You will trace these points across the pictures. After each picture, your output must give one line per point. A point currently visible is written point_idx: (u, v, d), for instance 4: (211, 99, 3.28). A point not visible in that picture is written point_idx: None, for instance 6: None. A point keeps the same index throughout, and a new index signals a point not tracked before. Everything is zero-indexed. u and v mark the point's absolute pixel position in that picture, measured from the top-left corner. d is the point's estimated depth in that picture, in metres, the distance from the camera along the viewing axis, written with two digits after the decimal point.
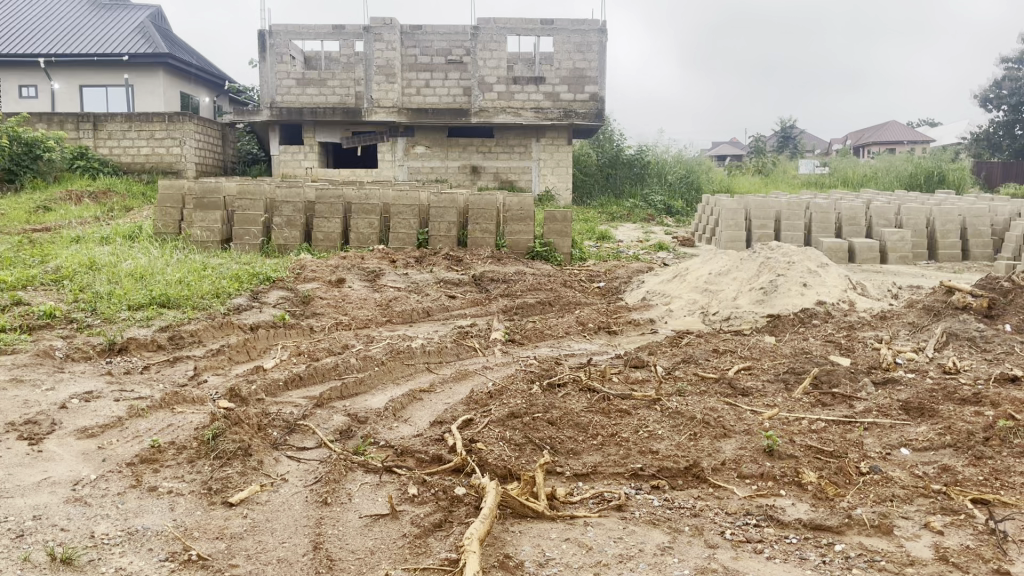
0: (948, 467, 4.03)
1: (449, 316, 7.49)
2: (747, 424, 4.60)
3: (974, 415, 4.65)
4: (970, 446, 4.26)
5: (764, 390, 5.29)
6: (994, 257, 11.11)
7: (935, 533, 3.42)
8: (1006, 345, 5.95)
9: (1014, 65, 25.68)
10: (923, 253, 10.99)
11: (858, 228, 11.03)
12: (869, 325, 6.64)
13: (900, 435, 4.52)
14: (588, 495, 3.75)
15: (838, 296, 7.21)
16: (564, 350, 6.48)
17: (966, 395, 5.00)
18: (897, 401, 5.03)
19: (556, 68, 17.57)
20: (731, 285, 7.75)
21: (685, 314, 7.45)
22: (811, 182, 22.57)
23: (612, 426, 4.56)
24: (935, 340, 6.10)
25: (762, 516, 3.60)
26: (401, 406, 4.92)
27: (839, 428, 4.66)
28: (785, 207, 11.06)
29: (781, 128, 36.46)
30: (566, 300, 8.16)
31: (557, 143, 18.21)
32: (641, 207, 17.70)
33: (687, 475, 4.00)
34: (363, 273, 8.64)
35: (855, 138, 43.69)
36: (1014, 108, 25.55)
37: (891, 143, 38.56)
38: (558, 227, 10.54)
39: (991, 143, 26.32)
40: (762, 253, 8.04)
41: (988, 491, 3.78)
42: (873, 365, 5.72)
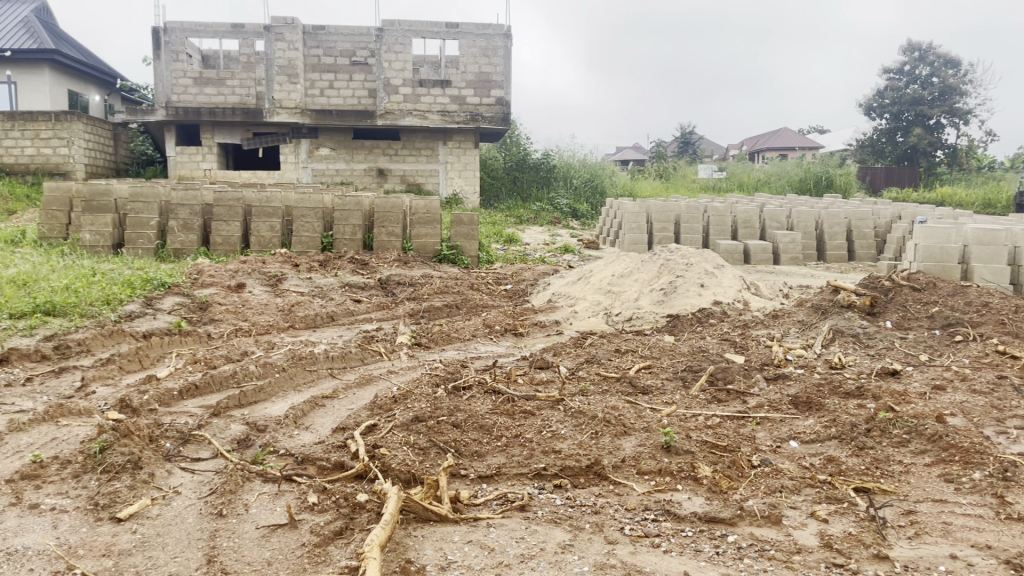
0: (833, 458, 4.25)
1: (355, 321, 7.41)
2: (646, 422, 4.72)
3: (857, 408, 4.92)
4: (853, 437, 4.51)
5: (664, 388, 5.44)
6: (878, 258, 11.76)
7: (821, 521, 3.59)
8: (886, 340, 6.31)
9: (896, 75, 26.81)
10: (813, 254, 11.53)
11: (752, 231, 11.54)
12: (762, 324, 6.91)
13: (790, 428, 4.74)
14: (492, 497, 3.78)
15: (733, 296, 7.48)
16: (471, 353, 6.49)
17: (850, 389, 5.28)
18: (787, 396, 5.27)
19: (461, 71, 17.59)
20: (634, 287, 7.96)
21: (589, 315, 7.60)
22: (708, 186, 23.32)
23: (516, 427, 4.60)
24: (823, 337, 6.40)
25: (660, 510, 3.70)
26: (302, 414, 4.82)
27: (733, 423, 4.84)
28: (685, 210, 11.40)
29: (681, 133, 37.44)
30: (473, 303, 8.19)
31: (464, 147, 18.18)
32: (548, 210, 17.93)
33: (589, 474, 4.07)
34: (265, 278, 8.43)
35: (749, 145, 45.15)
36: (895, 117, 26.86)
37: (783, 149, 40.07)
38: (465, 230, 10.55)
39: (875, 149, 27.65)
40: (663, 255, 8.30)
41: (870, 480, 4.00)
42: (766, 361, 5.96)
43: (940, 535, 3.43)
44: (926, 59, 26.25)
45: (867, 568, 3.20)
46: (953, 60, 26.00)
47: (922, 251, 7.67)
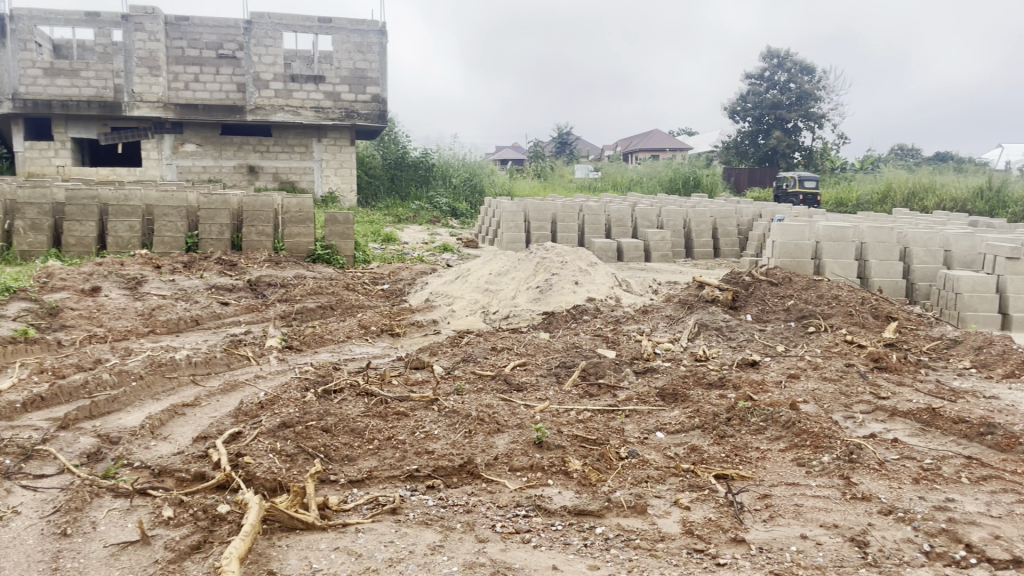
0: (696, 447, 4.41)
1: (222, 324, 7.12)
2: (519, 418, 4.75)
3: (719, 398, 5.15)
4: (715, 427, 4.70)
5: (537, 384, 5.50)
6: (741, 254, 12.35)
7: (683, 508, 3.72)
8: (747, 333, 6.63)
9: (756, 80, 28.26)
10: (682, 252, 11.98)
11: (625, 229, 11.90)
12: (632, 319, 7.11)
13: (656, 420, 4.89)
14: (362, 501, 3.70)
15: (606, 293, 7.66)
16: (345, 355, 6.35)
17: (713, 380, 5.51)
18: (655, 388, 5.44)
19: (335, 67, 17.21)
20: (510, 285, 8.02)
21: (466, 314, 7.59)
22: (584, 186, 23.84)
23: (388, 429, 4.54)
24: (689, 331, 6.65)
25: (531, 506, 3.74)
26: (159, 423, 4.57)
27: (603, 416, 4.95)
28: (560, 209, 11.60)
29: (558, 133, 38.06)
30: (348, 304, 8.02)
31: (339, 144, 17.82)
32: (426, 208, 17.86)
33: (462, 473, 4.06)
34: (122, 281, 7.97)
35: (623, 146, 46.42)
36: (757, 120, 28.27)
37: (655, 150, 41.40)
38: (340, 229, 10.33)
39: (738, 151, 29.00)
40: (539, 254, 8.41)
41: (729, 467, 4.17)
42: (636, 355, 6.13)
43: (792, 517, 3.62)
44: (784, 66, 27.77)
45: (726, 551, 3.33)
46: (808, 68, 27.59)
47: (778, 248, 8.13)
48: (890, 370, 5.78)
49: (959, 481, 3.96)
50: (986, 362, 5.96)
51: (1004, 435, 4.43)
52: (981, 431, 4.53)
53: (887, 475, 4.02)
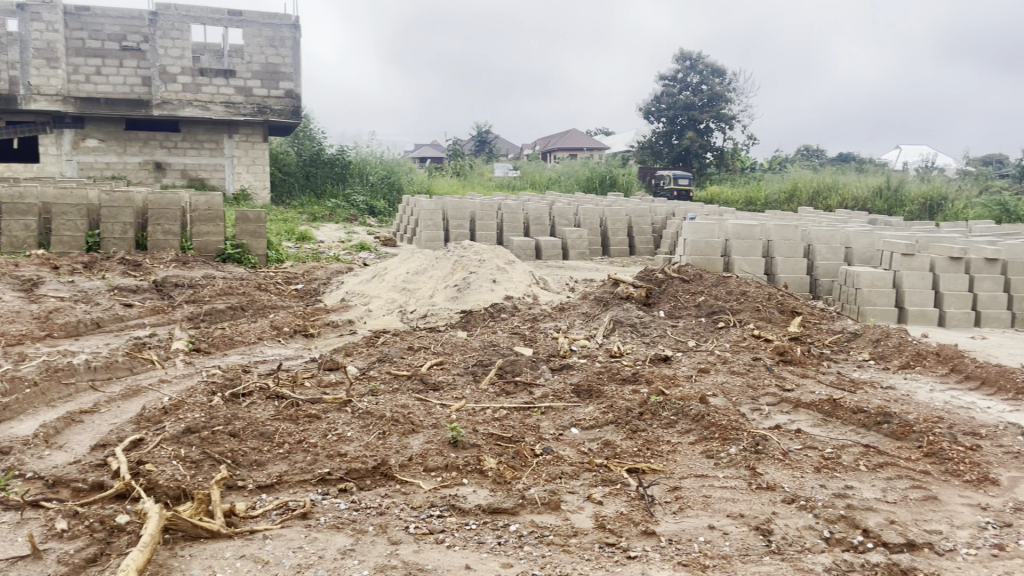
0: (609, 442, 4.47)
1: (125, 327, 6.84)
2: (435, 418, 4.72)
3: (632, 393, 5.23)
4: (628, 421, 4.78)
5: (453, 383, 5.47)
6: (655, 252, 12.59)
7: (596, 503, 3.76)
8: (660, 329, 6.76)
9: (669, 82, 28.86)
10: (598, 250, 12.14)
11: (542, 228, 11.98)
12: (549, 317, 7.15)
13: (571, 416, 4.94)
14: (271, 507, 3.61)
15: (523, 291, 7.70)
16: (256, 357, 6.19)
17: (627, 375, 5.61)
18: (570, 385, 5.49)
19: (246, 61, 16.73)
20: (428, 284, 7.97)
21: (383, 313, 7.50)
22: (503, 184, 23.96)
23: (299, 432, 4.44)
24: (604, 327, 6.73)
25: (445, 506, 3.71)
26: (55, 432, 4.35)
27: (519, 414, 4.97)
28: (479, 208, 11.57)
29: (477, 131, 38.02)
30: (260, 304, 7.81)
31: (251, 140, 17.36)
32: (342, 207, 17.61)
33: (375, 475, 4.00)
34: (17, 283, 7.57)
35: (542, 145, 46.74)
36: (671, 121, 28.87)
37: (573, 148, 41.82)
38: (252, 228, 10.06)
39: (653, 151, 29.55)
40: (456, 252, 8.39)
41: (641, 461, 4.25)
42: (552, 352, 6.18)
43: (701, 508, 3.70)
44: (696, 68, 28.46)
45: (636, 544, 3.38)
46: (718, 70, 28.36)
47: (690, 245, 8.33)
48: (795, 363, 5.99)
49: (857, 468, 4.13)
50: (883, 354, 6.24)
51: (898, 424, 4.65)
52: (878, 420, 4.74)
53: (791, 464, 4.16)
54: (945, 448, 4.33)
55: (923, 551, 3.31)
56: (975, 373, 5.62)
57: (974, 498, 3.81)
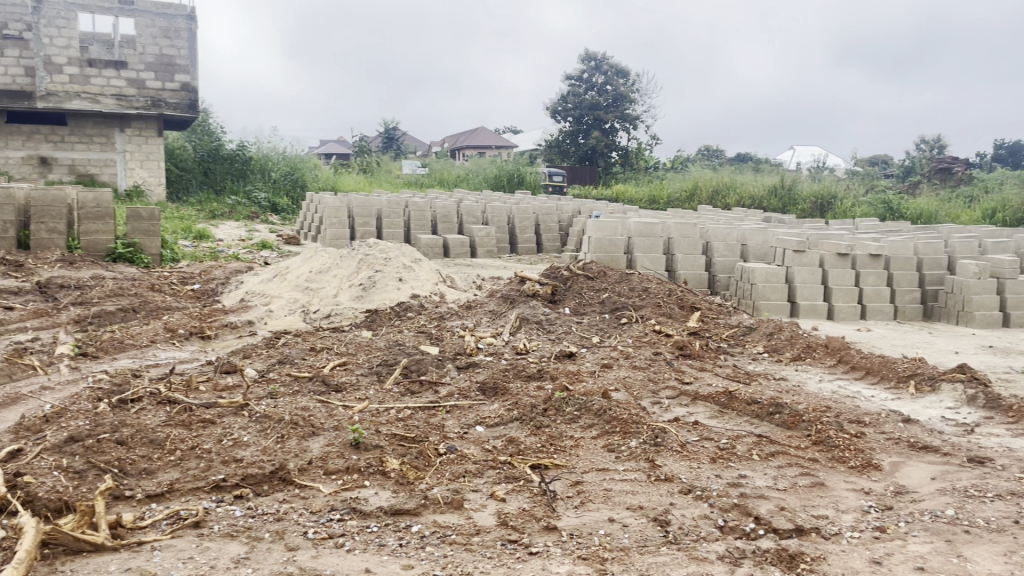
0: (513, 439, 4.48)
1: (4, 332, 6.45)
2: (336, 420, 4.62)
3: (537, 390, 5.27)
4: (532, 418, 4.80)
5: (356, 384, 5.38)
6: (562, 249, 12.72)
7: (499, 501, 3.76)
8: (565, 326, 6.83)
9: (575, 82, 29.21)
10: (506, 248, 12.19)
11: (450, 225, 11.95)
12: (456, 315, 7.12)
13: (476, 414, 4.93)
14: (161, 516, 3.46)
15: (430, 289, 7.65)
16: (148, 361, 5.93)
17: (532, 372, 5.64)
18: (476, 383, 5.48)
19: (139, 53, 16.12)
20: (332, 283, 7.82)
21: (285, 313, 7.31)
22: (410, 182, 23.81)
23: (193, 438, 4.28)
24: (511, 325, 6.75)
25: (345, 509, 3.64)
26: None
27: (423, 413, 4.92)
28: (385, 205, 11.44)
29: (384, 128, 37.60)
30: (154, 306, 7.50)
31: (145, 135, 16.58)
32: (243, 204, 17.12)
33: (273, 480, 3.89)
34: None
35: (450, 142, 46.63)
36: (577, 120, 29.24)
37: (481, 146, 41.87)
38: (144, 226, 9.65)
39: (560, 149, 29.91)
40: (361, 250, 8.27)
41: (544, 456, 4.27)
42: (458, 351, 6.15)
43: (602, 502, 3.75)
44: (601, 68, 28.91)
45: (538, 540, 3.39)
46: (622, 71, 28.91)
47: (594, 243, 8.52)
48: (694, 357, 6.16)
49: (750, 458, 4.27)
50: (777, 347, 6.49)
51: (789, 414, 4.84)
52: (771, 411, 4.92)
53: (688, 456, 4.27)
54: (832, 435, 4.53)
55: (811, 535, 3.45)
56: (860, 364, 5.91)
57: (858, 482, 4.00)
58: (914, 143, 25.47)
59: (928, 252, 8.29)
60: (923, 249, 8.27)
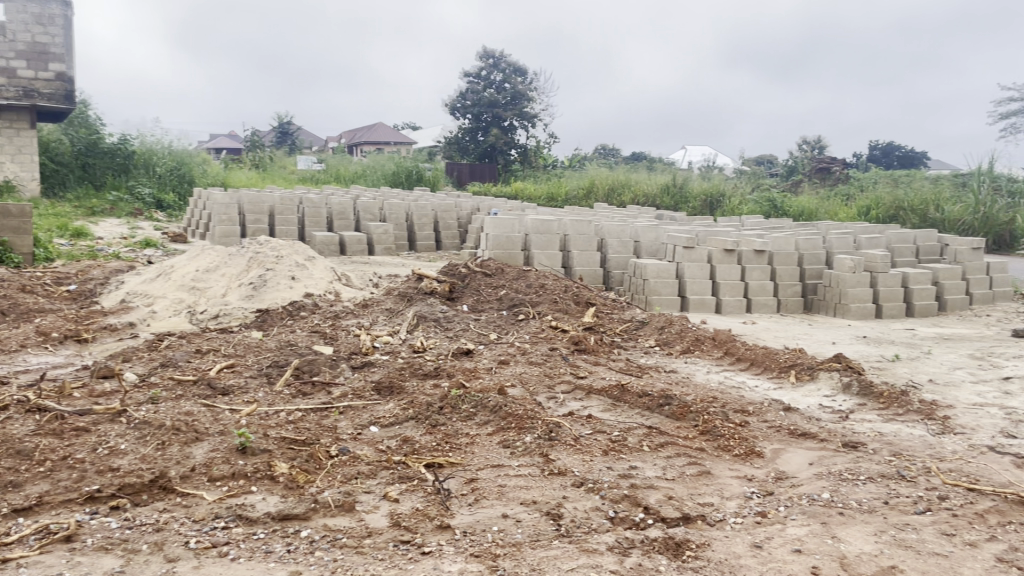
0: (408, 438, 4.43)
1: None
2: (222, 425, 4.46)
3: (433, 388, 5.23)
4: (427, 416, 4.76)
5: (245, 387, 5.20)
6: (461, 247, 12.68)
7: (392, 501, 3.71)
8: (463, 323, 6.81)
9: (474, 79, 29.17)
10: (405, 245, 12.07)
11: (347, 223, 11.73)
12: (351, 313, 6.99)
13: (370, 414, 4.85)
14: (28, 532, 3.25)
15: (324, 288, 7.50)
16: (17, 367, 5.57)
17: (428, 370, 5.59)
18: (370, 382, 5.39)
19: (9, 40, 15.16)
20: (220, 282, 7.55)
21: (170, 314, 7.00)
22: (305, 178, 23.40)
23: (65, 447, 4.04)
24: (407, 323, 6.67)
25: (231, 516, 3.51)
26: None
27: (315, 415, 4.81)
28: (278, 202, 11.17)
29: (278, 123, 36.59)
30: (24, 309, 7.04)
31: (16, 127, 15.34)
32: (126, 200, 16.35)
33: (153, 489, 3.72)
34: None
35: (347, 138, 45.84)
36: (476, 117, 29.19)
37: (379, 142, 41.33)
38: (13, 223, 9.06)
39: (459, 146, 29.83)
40: (252, 248, 8.02)
41: (439, 455, 4.25)
42: (354, 350, 6.04)
43: (495, 498, 3.76)
44: (499, 66, 29.03)
45: (431, 540, 3.36)
46: (520, 69, 29.13)
47: (492, 240, 8.54)
48: (588, 352, 6.26)
49: (641, 449, 4.37)
50: (667, 340, 6.66)
51: (678, 405, 4.98)
52: (661, 402, 5.05)
53: (581, 449, 4.33)
54: (718, 425, 4.68)
55: (698, 523, 3.55)
56: (745, 355, 6.14)
57: (742, 470, 4.15)
58: (796, 144, 26.70)
59: (807, 248, 8.71)
60: (803, 245, 8.70)
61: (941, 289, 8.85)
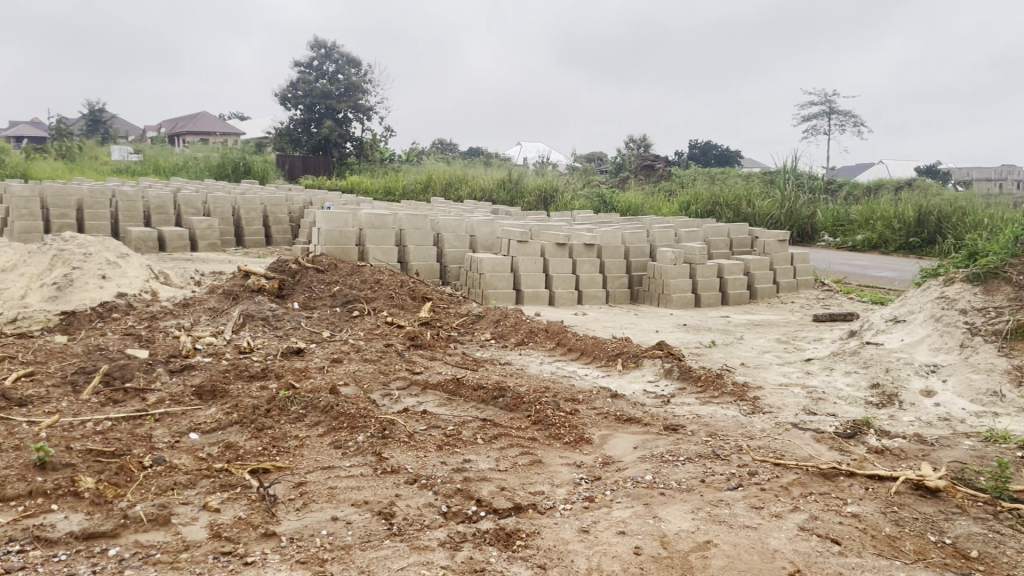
0: (231, 444, 4.22)
1: None
2: (18, 439, 4.05)
3: (259, 390, 5.01)
4: (253, 420, 4.55)
5: (46, 397, 4.76)
6: (294, 242, 12.24)
7: (212, 511, 3.51)
8: (293, 321, 6.56)
9: (306, 69, 28.28)
10: (232, 240, 11.52)
11: (166, 217, 11.06)
12: (170, 314, 6.57)
13: (190, 421, 4.57)
14: None
15: (139, 287, 7.00)
16: None
17: (255, 371, 5.35)
18: (190, 387, 5.08)
19: None
20: (18, 283, 6.89)
21: None
22: (120, 170, 21.95)
23: None
24: (232, 323, 6.35)
25: (27, 539, 3.20)
26: None
27: (128, 424, 4.48)
28: (87, 194, 10.38)
29: (88, 110, 33.89)
30: None
31: None
32: None
33: None
34: None
35: (169, 128, 43.23)
36: (309, 109, 28.35)
37: (203, 133, 39.27)
38: None
39: (292, 138, 28.84)
40: (56, 245, 7.37)
41: (265, 460, 4.07)
42: (172, 353, 5.67)
43: (325, 501, 3.64)
44: (331, 57, 28.30)
45: (255, 549, 3.21)
46: (353, 60, 28.55)
47: (323, 235, 8.31)
48: (424, 347, 6.21)
49: (475, 442, 4.39)
50: (502, 333, 6.74)
51: (512, 397, 5.04)
52: (494, 395, 5.10)
53: (415, 445, 4.28)
54: (550, 415, 4.78)
55: (528, 512, 3.60)
56: (576, 346, 6.32)
57: (572, 457, 4.26)
58: (624, 142, 27.88)
59: (634, 241, 9.08)
60: (630, 238, 9.06)
61: (752, 279, 9.51)
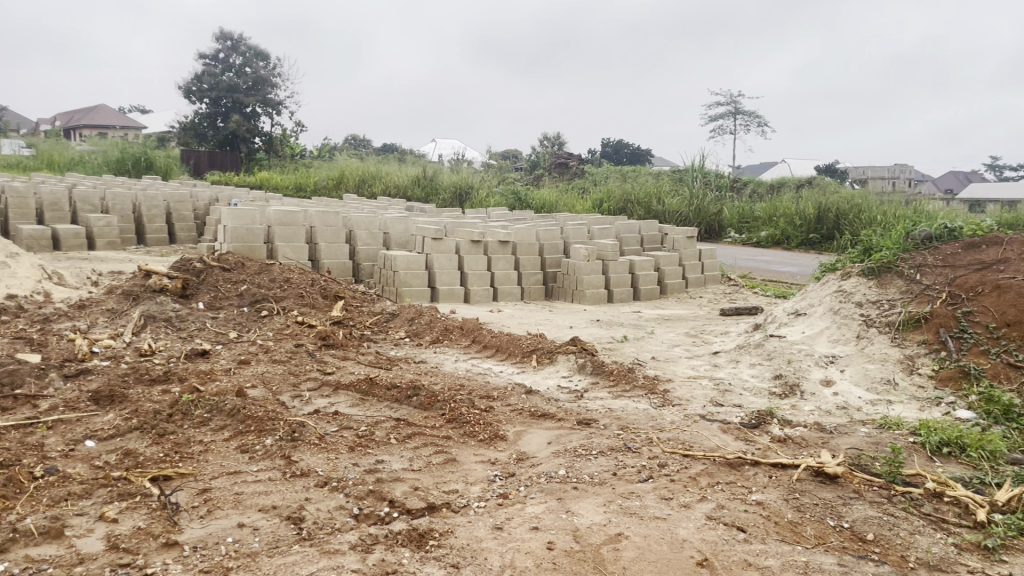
0: (130, 451, 4.04)
1: None
2: None
3: (161, 394, 4.82)
4: (154, 426, 4.37)
5: None
6: (199, 240, 11.86)
7: (109, 522, 3.36)
8: (198, 322, 6.34)
9: (211, 61, 27.39)
10: (132, 239, 11.06)
11: (61, 214, 10.53)
12: (65, 316, 6.25)
13: (86, 428, 4.36)
14: None
15: (30, 289, 6.64)
16: None
17: (156, 374, 5.14)
18: (87, 392, 4.84)
19: None
20: None
21: None
22: (9, 165, 20.78)
23: None
24: (133, 324, 6.09)
25: None
26: None
27: (17, 433, 4.23)
28: None
29: None
30: None
31: None
32: None
33: None
34: None
35: (64, 121, 41.19)
36: (215, 102, 27.49)
37: (102, 126, 37.59)
38: None
39: (197, 133, 27.88)
40: None
41: (167, 466, 3.91)
42: (67, 357, 5.39)
43: (231, 507, 3.53)
44: (238, 49, 27.49)
45: (155, 559, 3.08)
46: (261, 53, 27.82)
47: (230, 233, 8.06)
48: (336, 347, 6.10)
49: (388, 442, 4.33)
50: (417, 331, 6.68)
51: (426, 395, 5.00)
52: (408, 394, 5.05)
53: (326, 447, 4.20)
54: (464, 412, 4.76)
55: (442, 511, 3.58)
56: (491, 343, 6.32)
57: (486, 454, 4.25)
58: (538, 140, 28.11)
59: (548, 238, 9.15)
60: (544, 235, 9.13)
61: (662, 275, 9.73)
